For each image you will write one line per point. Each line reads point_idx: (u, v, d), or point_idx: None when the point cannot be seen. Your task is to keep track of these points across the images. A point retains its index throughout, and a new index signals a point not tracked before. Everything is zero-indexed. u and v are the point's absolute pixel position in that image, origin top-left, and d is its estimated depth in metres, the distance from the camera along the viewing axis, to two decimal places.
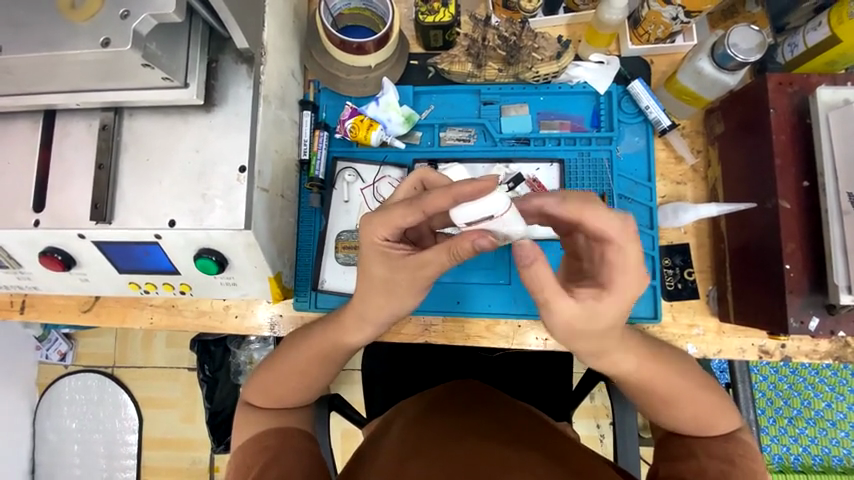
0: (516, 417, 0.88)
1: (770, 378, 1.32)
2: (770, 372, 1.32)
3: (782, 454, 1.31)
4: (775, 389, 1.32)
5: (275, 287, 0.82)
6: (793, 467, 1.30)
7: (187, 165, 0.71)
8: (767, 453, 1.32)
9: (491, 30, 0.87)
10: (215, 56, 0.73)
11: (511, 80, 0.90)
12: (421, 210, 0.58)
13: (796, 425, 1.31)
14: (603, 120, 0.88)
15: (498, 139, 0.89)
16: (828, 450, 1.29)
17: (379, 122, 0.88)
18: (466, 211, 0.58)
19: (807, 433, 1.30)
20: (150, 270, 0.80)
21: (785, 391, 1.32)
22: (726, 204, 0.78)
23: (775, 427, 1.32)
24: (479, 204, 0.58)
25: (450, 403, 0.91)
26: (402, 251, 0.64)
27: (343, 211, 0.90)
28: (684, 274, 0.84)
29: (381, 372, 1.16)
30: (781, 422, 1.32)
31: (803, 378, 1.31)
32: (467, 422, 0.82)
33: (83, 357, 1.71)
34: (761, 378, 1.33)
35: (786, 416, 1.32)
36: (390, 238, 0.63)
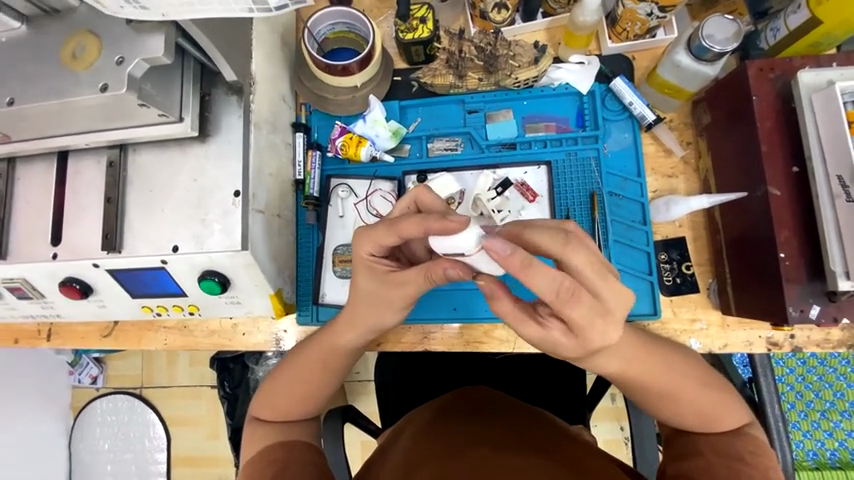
0: (523, 421, 0.87)
1: (798, 371, 1.27)
2: (798, 365, 1.27)
3: (817, 450, 1.25)
4: (803, 381, 1.26)
5: (277, 303, 0.85)
6: (829, 463, 1.24)
7: (187, 193, 0.75)
8: (801, 450, 1.25)
9: (470, 41, 0.90)
10: (208, 90, 0.77)
11: (492, 88, 0.92)
12: (396, 233, 0.61)
13: (830, 419, 1.25)
14: (588, 120, 0.88)
15: (484, 146, 0.91)
16: None
17: (368, 139, 0.91)
18: (442, 243, 0.59)
19: (843, 427, 1.24)
20: (159, 293, 0.84)
21: (815, 383, 1.26)
22: (716, 195, 0.77)
23: (807, 422, 1.26)
24: (454, 239, 0.58)
25: (457, 409, 0.91)
26: (387, 265, 0.66)
27: (339, 226, 0.93)
28: (682, 268, 0.83)
29: (390, 383, 1.17)
30: (813, 417, 1.26)
31: (833, 368, 1.25)
32: (472, 429, 0.82)
33: (111, 379, 1.79)
34: (788, 371, 1.27)
35: (818, 409, 1.26)
36: (376, 253, 0.65)
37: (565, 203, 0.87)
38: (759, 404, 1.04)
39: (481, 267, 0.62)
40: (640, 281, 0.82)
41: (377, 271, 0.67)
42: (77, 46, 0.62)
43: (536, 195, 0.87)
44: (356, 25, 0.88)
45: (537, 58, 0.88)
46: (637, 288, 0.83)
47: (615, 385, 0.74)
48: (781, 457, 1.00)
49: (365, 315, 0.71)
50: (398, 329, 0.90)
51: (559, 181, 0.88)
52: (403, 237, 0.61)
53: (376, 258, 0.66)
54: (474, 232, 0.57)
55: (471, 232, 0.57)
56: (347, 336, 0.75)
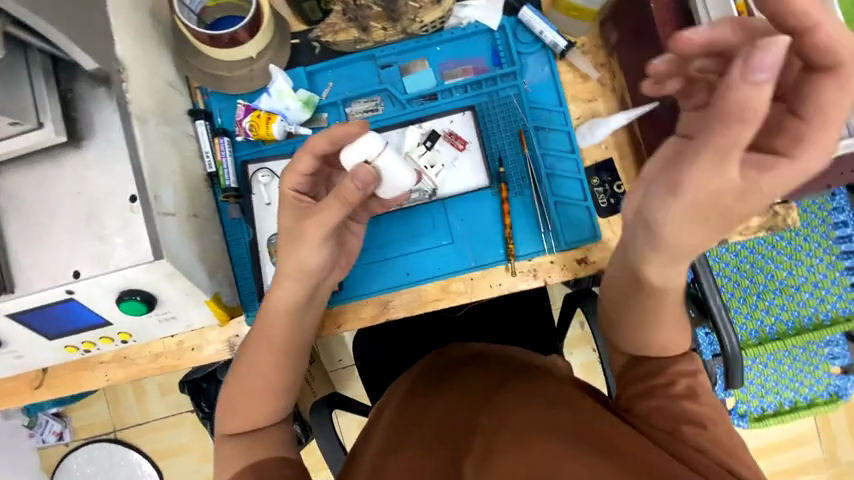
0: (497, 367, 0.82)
1: (733, 262, 1.40)
2: (732, 258, 1.40)
3: (759, 329, 1.39)
4: (738, 270, 1.40)
5: (216, 308, 0.79)
6: (769, 337, 1.38)
7: (74, 210, 0.66)
8: (746, 332, 1.39)
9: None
10: (69, 86, 0.65)
11: (401, 36, 0.86)
12: (309, 152, 0.72)
13: (765, 298, 1.39)
14: (503, 57, 0.86)
15: (405, 101, 0.86)
16: (798, 312, 1.38)
17: (277, 113, 0.84)
18: (349, 156, 0.69)
19: (777, 303, 1.39)
20: (79, 328, 0.75)
21: (749, 271, 1.39)
22: (633, 110, 0.81)
23: (747, 305, 1.40)
24: (356, 149, 0.69)
25: (431, 375, 0.87)
26: (308, 201, 0.76)
27: (268, 215, 0.86)
28: (614, 188, 0.86)
29: (370, 361, 1.16)
30: (752, 299, 1.40)
31: (762, 254, 1.39)
32: (445, 396, 0.78)
33: (80, 430, 1.66)
34: (724, 264, 1.40)
35: (755, 293, 1.40)
36: (299, 187, 0.76)
37: (495, 146, 0.85)
38: (704, 298, 1.14)
39: (386, 172, 0.71)
40: (579, 209, 0.84)
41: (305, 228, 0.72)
42: None
43: (466, 142, 0.85)
44: None
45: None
46: (577, 216, 0.84)
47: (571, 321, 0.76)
48: (729, 343, 1.10)
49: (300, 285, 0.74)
50: (354, 305, 0.87)
51: (485, 124, 0.85)
52: (315, 154, 0.72)
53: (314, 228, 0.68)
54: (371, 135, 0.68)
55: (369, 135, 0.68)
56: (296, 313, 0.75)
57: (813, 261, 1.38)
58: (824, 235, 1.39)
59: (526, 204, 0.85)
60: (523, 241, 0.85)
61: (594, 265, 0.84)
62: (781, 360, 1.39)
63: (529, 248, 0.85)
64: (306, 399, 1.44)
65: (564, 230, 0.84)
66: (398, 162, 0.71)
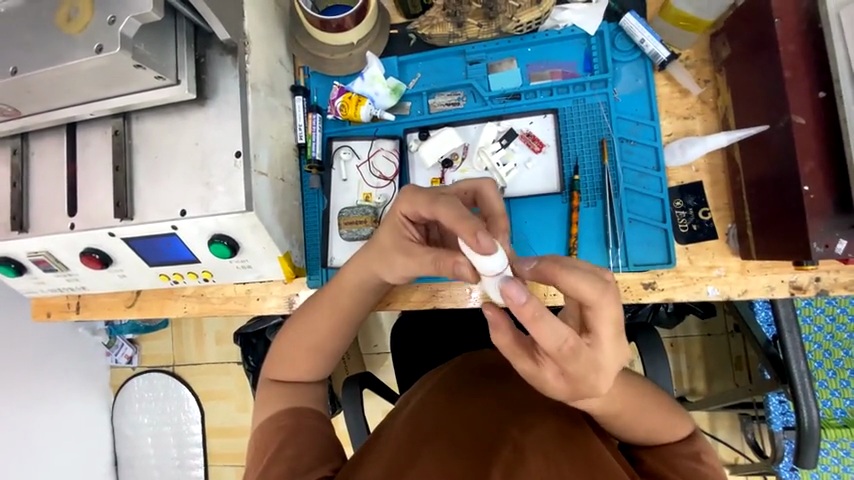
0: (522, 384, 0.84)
1: (826, 328, 1.22)
2: (826, 322, 1.22)
3: (846, 408, 1.21)
4: (832, 339, 1.22)
5: (286, 266, 0.87)
6: None
7: (190, 157, 0.76)
8: (829, 409, 1.22)
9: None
10: (203, 52, 0.77)
11: (494, 35, 0.87)
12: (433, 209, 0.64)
13: None
14: (596, 63, 0.84)
15: (488, 98, 0.88)
16: None
17: (367, 97, 0.89)
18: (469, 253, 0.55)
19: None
20: (173, 260, 0.87)
21: (845, 341, 1.21)
22: (735, 131, 0.74)
23: (836, 380, 1.22)
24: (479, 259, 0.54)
25: (458, 377, 0.85)
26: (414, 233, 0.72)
27: (343, 189, 0.92)
28: (698, 214, 0.79)
29: (408, 351, 1.18)
30: (843, 375, 1.21)
31: None
32: (470, 400, 0.78)
33: (146, 358, 1.90)
34: (815, 329, 1.23)
35: (847, 368, 1.21)
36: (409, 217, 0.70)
37: (573, 153, 0.84)
38: (783, 361, 1.02)
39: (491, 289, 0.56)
40: (653, 230, 0.80)
41: (405, 242, 0.71)
42: (71, 9, 0.62)
43: (543, 145, 0.85)
44: None
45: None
46: (650, 238, 0.80)
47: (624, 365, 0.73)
48: (807, 417, 0.97)
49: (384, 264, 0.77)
50: (406, 288, 0.91)
51: (565, 129, 0.84)
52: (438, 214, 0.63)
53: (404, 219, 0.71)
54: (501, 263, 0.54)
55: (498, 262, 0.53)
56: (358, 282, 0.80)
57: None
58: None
59: (598, 216, 0.82)
60: (587, 253, 0.82)
61: (660, 291, 0.79)
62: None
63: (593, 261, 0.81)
64: (339, 375, 1.54)
65: (633, 249, 0.80)
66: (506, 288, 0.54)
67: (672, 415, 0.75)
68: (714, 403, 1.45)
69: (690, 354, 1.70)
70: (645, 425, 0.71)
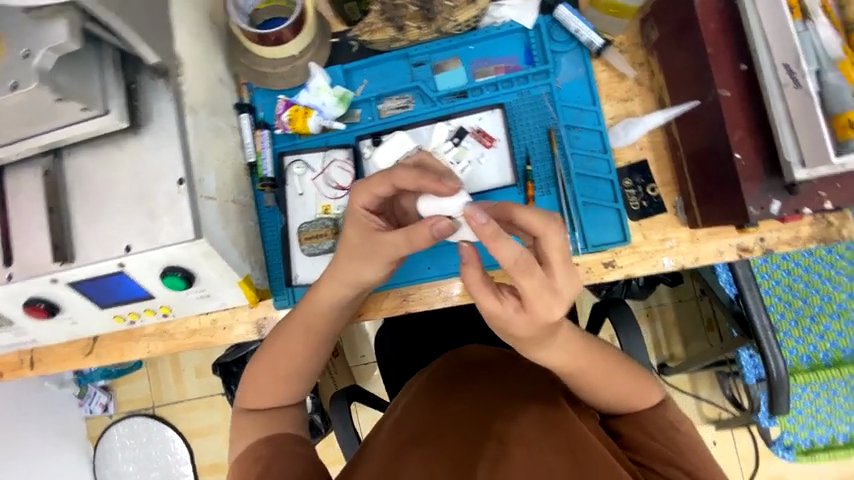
0: (510, 376, 0.84)
1: (785, 281, 1.30)
2: (783, 275, 1.30)
3: (811, 354, 1.28)
4: (791, 290, 1.29)
5: (247, 290, 0.84)
6: (823, 363, 1.28)
7: (130, 189, 0.72)
8: (796, 358, 1.29)
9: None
10: (134, 78, 0.73)
11: (436, 35, 0.87)
12: (391, 182, 0.65)
13: (820, 322, 1.29)
14: (537, 55, 0.86)
15: (435, 98, 0.88)
16: None
17: (314, 108, 0.88)
18: (432, 202, 0.63)
19: (833, 328, 1.28)
20: (126, 300, 0.83)
21: (802, 290, 1.29)
22: (670, 109, 0.78)
23: (799, 328, 1.29)
24: (441, 201, 0.63)
25: (443, 377, 0.84)
26: (377, 224, 0.70)
27: (300, 204, 0.90)
28: (647, 190, 0.83)
29: (393, 357, 1.17)
30: (804, 322, 1.29)
31: (818, 274, 1.29)
32: (458, 396, 0.78)
33: (122, 404, 1.79)
34: (775, 283, 1.30)
35: (808, 315, 1.29)
36: (370, 209, 0.69)
37: (524, 144, 0.86)
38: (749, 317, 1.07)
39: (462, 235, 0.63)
40: (606, 211, 0.83)
41: (370, 238, 0.69)
42: None
43: (494, 140, 0.86)
44: None
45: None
46: (604, 219, 0.83)
47: (595, 348, 0.74)
48: (774, 367, 1.04)
49: (355, 269, 0.74)
50: (378, 296, 0.89)
51: (513, 122, 0.86)
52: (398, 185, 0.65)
53: (358, 225, 0.70)
54: (463, 197, 0.62)
55: (460, 196, 0.62)
56: (326, 298, 0.78)
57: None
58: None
59: (553, 204, 0.84)
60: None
61: (620, 269, 0.82)
62: (836, 390, 1.26)
63: None
64: (327, 388, 1.52)
65: (590, 232, 0.83)
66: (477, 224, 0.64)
67: (646, 386, 0.77)
68: (693, 365, 1.51)
69: (665, 321, 1.77)
70: (614, 393, 0.74)
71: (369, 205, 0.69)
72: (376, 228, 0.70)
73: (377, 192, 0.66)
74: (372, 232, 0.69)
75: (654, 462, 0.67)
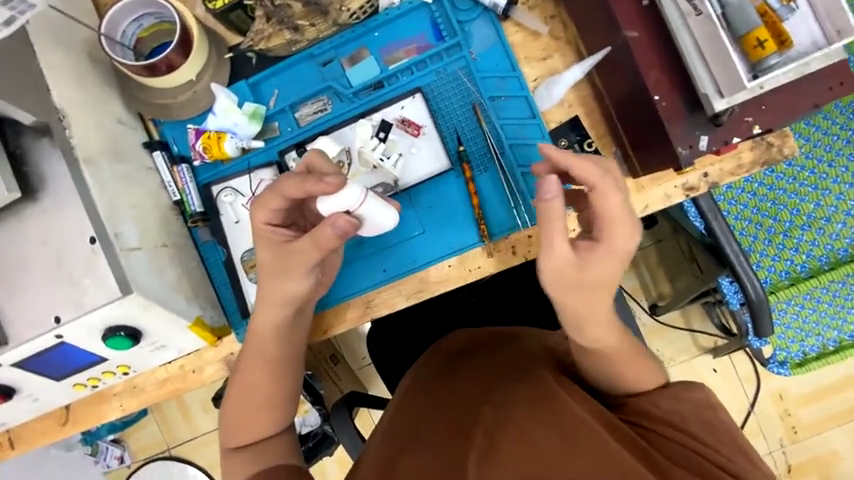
0: (497, 353, 0.81)
1: (751, 203, 1.28)
2: (749, 198, 1.29)
3: (789, 268, 1.28)
4: (759, 211, 1.28)
5: (201, 331, 0.81)
6: (802, 275, 1.27)
7: (44, 259, 0.68)
8: (774, 274, 1.28)
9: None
10: (17, 143, 0.70)
11: (334, 30, 0.83)
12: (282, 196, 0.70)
13: (793, 236, 1.28)
14: (444, 29, 0.82)
15: (351, 95, 0.83)
16: (832, 246, 1.26)
17: (227, 131, 0.83)
18: (326, 203, 0.70)
19: (806, 239, 1.27)
20: (80, 367, 0.80)
21: (771, 209, 1.28)
22: (585, 60, 0.76)
23: (773, 246, 1.28)
24: (336, 199, 0.69)
25: (432, 370, 0.83)
26: (283, 234, 0.75)
27: (238, 232, 0.86)
28: (584, 147, 0.80)
29: (384, 359, 1.14)
30: (778, 239, 1.28)
31: (783, 189, 1.27)
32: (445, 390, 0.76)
33: (137, 453, 1.76)
34: (742, 207, 1.29)
35: (781, 232, 1.28)
36: (273, 222, 0.74)
37: (451, 124, 0.82)
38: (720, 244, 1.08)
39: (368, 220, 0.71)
40: None
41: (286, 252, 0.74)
42: None
43: (420, 127, 0.82)
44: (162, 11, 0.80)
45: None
46: None
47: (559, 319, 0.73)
48: (751, 288, 1.06)
49: None
50: (338, 309, 0.86)
51: (436, 104, 0.82)
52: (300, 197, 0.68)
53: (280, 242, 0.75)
54: (354, 190, 0.69)
55: (351, 190, 0.69)
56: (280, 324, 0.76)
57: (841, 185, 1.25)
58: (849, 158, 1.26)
59: (494, 181, 0.81)
60: (494, 217, 0.81)
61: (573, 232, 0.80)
62: (819, 298, 1.25)
63: (502, 224, 0.81)
64: (332, 395, 1.50)
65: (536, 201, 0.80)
66: (378, 209, 0.71)
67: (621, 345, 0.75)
68: (681, 300, 1.54)
69: (649, 263, 1.79)
70: (590, 357, 0.72)
71: (271, 220, 0.74)
72: (286, 239, 0.75)
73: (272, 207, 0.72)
74: (280, 244, 0.74)
75: (649, 422, 0.65)
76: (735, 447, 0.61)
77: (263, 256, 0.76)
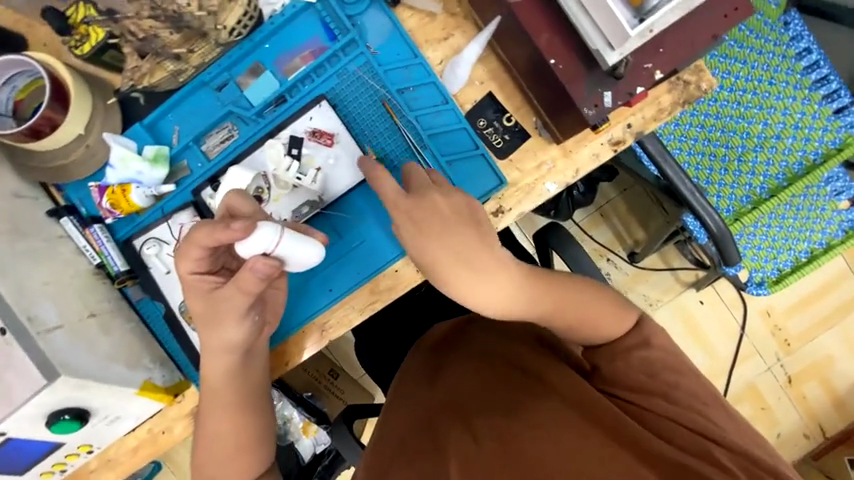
0: (481, 349, 0.76)
1: (702, 136, 1.19)
2: (698, 131, 1.19)
3: (749, 192, 1.20)
4: (711, 141, 1.19)
5: (152, 393, 0.77)
6: (763, 197, 1.20)
7: None
8: (740, 202, 1.21)
9: (129, 19, 0.69)
10: None
11: (220, 50, 0.76)
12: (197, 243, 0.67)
13: (748, 160, 1.19)
14: (336, 28, 0.76)
15: (254, 116, 0.78)
16: (786, 162, 1.19)
17: (130, 182, 0.77)
18: (243, 248, 0.65)
19: (761, 161, 1.19)
20: (39, 456, 0.77)
21: (721, 138, 1.19)
22: (480, 34, 0.73)
23: (730, 174, 1.20)
24: (251, 243, 0.64)
25: (414, 370, 0.78)
26: (211, 282, 0.72)
27: (172, 283, 0.82)
28: (504, 123, 0.77)
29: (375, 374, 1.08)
30: (733, 166, 1.20)
31: (729, 115, 1.18)
32: (426, 395, 0.71)
33: None
34: (693, 142, 1.19)
35: (735, 158, 1.20)
36: (200, 270, 0.71)
37: (364, 127, 0.78)
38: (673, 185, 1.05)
39: (291, 260, 0.67)
40: (473, 160, 0.77)
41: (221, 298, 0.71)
42: None
43: (333, 135, 0.78)
44: (34, 68, 0.73)
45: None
46: (475, 168, 0.77)
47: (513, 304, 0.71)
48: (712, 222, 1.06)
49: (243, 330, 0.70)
50: (294, 339, 0.83)
51: (345, 108, 0.78)
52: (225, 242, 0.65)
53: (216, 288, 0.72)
54: (268, 231, 0.64)
55: (265, 230, 0.64)
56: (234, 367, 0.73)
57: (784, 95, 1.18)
58: (789, 70, 1.18)
59: None
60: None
61: (510, 211, 0.78)
62: (784, 215, 1.22)
63: None
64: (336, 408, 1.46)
65: (468, 189, 0.77)
66: (300, 246, 0.67)
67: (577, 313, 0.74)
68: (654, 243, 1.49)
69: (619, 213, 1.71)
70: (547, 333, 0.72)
71: (197, 268, 0.71)
72: (215, 286, 0.72)
73: (192, 255, 0.69)
74: (209, 291, 0.71)
75: (631, 394, 0.67)
76: (704, 399, 0.67)
77: (195, 306, 0.73)
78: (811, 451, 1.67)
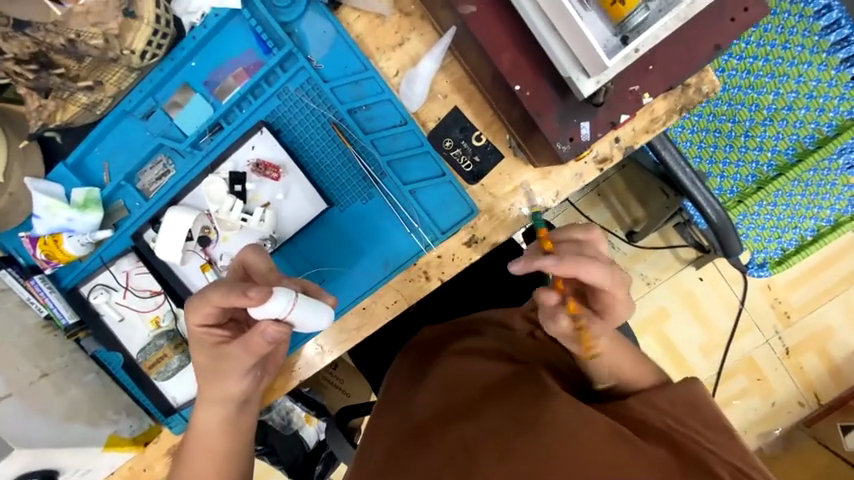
0: (479, 351, 0.64)
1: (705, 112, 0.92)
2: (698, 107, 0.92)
3: (755, 171, 0.96)
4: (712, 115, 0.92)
5: (121, 447, 0.75)
6: (770, 175, 0.95)
7: None
8: (739, 182, 0.97)
9: (8, 60, 0.61)
10: None
11: (138, 75, 0.66)
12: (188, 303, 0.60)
13: (755, 135, 0.93)
14: (269, 39, 0.65)
15: (189, 147, 0.69)
16: (797, 136, 0.91)
17: (61, 231, 0.70)
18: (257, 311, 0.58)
19: (770, 134, 0.92)
20: None
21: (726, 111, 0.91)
22: (435, 49, 0.63)
23: (734, 152, 0.95)
24: (265, 307, 0.57)
25: (406, 370, 0.68)
26: (221, 335, 0.64)
27: (128, 331, 0.77)
28: (473, 143, 0.67)
29: None
30: (739, 142, 0.94)
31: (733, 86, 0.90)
32: (411, 405, 0.60)
33: None
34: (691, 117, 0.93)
35: (741, 133, 0.93)
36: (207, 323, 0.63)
37: (313, 155, 0.69)
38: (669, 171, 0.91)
39: (303, 323, 0.61)
40: (439, 187, 0.68)
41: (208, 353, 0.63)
42: None
43: (279, 167, 0.69)
44: None
45: (127, 13, 0.61)
46: (443, 195, 0.69)
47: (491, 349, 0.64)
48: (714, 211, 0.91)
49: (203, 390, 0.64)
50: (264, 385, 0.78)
51: (291, 134, 0.68)
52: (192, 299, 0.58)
53: (206, 344, 0.64)
54: (284, 295, 0.58)
55: (282, 295, 0.58)
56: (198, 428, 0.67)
57: (796, 51, 0.86)
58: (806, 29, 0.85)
59: (383, 205, 0.70)
60: (393, 243, 0.71)
61: (484, 241, 0.69)
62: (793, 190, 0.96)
63: (404, 251, 0.71)
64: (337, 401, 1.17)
65: (435, 217, 0.69)
66: (315, 309, 0.61)
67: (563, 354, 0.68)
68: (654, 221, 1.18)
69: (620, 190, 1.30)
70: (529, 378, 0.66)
71: (205, 320, 0.63)
72: (222, 341, 0.64)
73: None
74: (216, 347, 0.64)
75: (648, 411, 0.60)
76: None
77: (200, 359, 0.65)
78: (802, 418, 1.36)
